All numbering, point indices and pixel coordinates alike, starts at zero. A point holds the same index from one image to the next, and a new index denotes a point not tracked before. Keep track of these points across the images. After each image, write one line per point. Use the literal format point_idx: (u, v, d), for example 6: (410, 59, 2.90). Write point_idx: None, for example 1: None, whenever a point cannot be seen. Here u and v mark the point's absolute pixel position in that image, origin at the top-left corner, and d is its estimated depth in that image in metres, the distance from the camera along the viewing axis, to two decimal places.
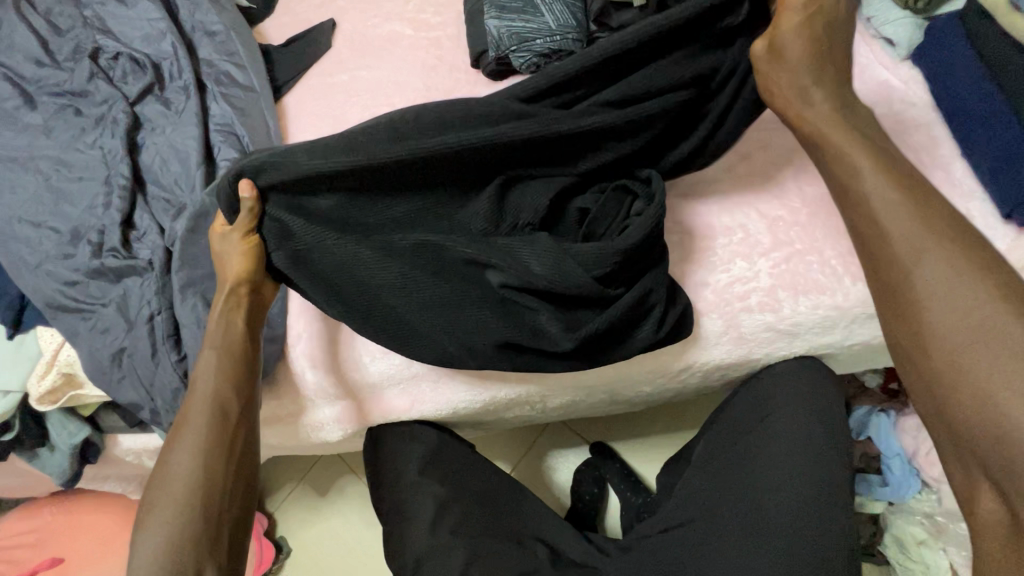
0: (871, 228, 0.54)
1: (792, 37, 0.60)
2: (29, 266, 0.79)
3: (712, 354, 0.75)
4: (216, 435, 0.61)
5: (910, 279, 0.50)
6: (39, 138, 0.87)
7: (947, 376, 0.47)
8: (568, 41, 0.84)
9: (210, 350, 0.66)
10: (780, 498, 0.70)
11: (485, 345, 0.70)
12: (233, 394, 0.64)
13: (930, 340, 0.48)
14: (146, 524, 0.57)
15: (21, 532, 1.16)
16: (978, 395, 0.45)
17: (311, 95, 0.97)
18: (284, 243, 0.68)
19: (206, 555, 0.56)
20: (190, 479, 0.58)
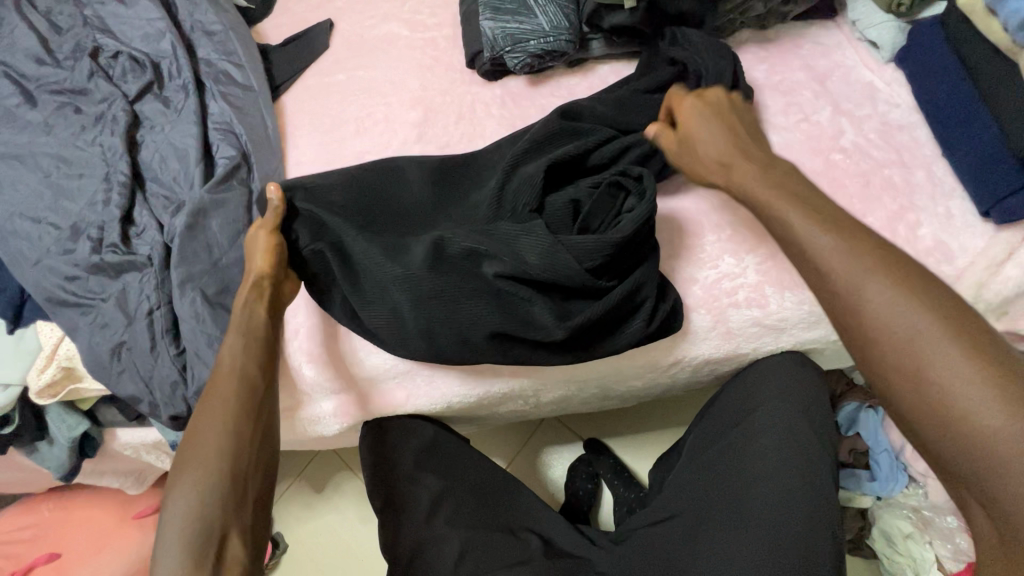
0: (806, 251, 0.52)
1: (702, 113, 0.68)
2: (28, 261, 0.80)
3: (701, 349, 0.77)
4: (244, 405, 0.61)
5: (857, 298, 0.48)
6: (39, 135, 0.88)
7: (916, 392, 0.44)
8: (562, 42, 0.86)
9: (235, 331, 0.66)
10: (766, 490, 0.71)
11: (482, 338, 0.71)
12: (258, 369, 0.64)
13: (892, 358, 0.45)
14: (173, 490, 0.55)
15: (18, 528, 1.16)
16: (950, 410, 0.42)
17: (309, 94, 0.98)
18: (312, 238, 0.74)
19: (233, 519, 0.55)
20: (221, 446, 0.57)
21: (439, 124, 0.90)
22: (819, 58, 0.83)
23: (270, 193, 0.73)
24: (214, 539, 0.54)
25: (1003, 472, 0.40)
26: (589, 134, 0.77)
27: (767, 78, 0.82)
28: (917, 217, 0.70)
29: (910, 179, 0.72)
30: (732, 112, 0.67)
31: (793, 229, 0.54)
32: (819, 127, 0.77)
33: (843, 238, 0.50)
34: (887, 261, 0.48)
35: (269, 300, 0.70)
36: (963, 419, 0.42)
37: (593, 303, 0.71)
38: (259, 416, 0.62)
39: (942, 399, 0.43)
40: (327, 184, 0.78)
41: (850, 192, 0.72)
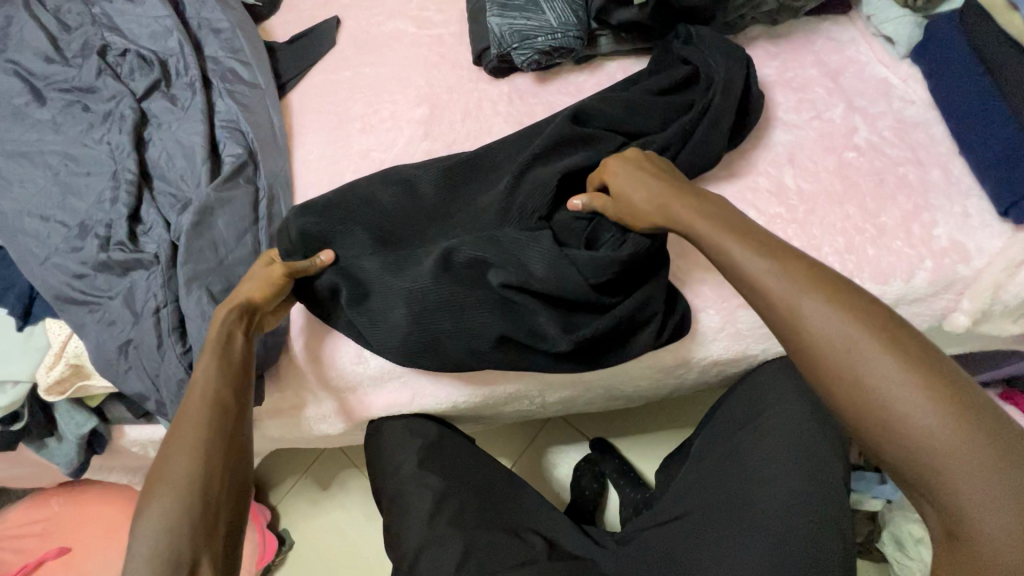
0: (747, 273, 0.54)
1: (625, 170, 0.68)
2: (37, 259, 0.81)
3: (709, 350, 0.76)
4: (213, 430, 0.60)
5: (796, 317, 0.50)
6: (47, 133, 0.89)
7: (858, 400, 0.46)
8: (569, 39, 0.85)
9: (208, 355, 0.65)
10: (773, 493, 0.70)
11: (490, 346, 0.71)
12: (231, 388, 0.64)
13: (833, 371, 0.48)
14: (139, 519, 0.54)
15: (28, 522, 1.18)
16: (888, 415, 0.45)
17: (315, 91, 0.98)
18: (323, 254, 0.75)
19: (203, 548, 0.55)
20: (189, 473, 0.57)
21: (446, 121, 0.90)
22: (831, 54, 0.82)
23: (322, 257, 0.73)
24: (185, 564, 0.53)
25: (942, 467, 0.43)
26: (593, 138, 0.76)
27: (779, 74, 0.81)
28: (932, 216, 0.68)
29: (925, 177, 0.70)
30: (654, 163, 0.68)
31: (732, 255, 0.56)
32: (832, 125, 0.76)
33: (774, 258, 0.53)
34: (814, 274, 0.51)
35: (249, 325, 0.69)
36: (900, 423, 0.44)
37: (598, 316, 0.71)
38: (231, 439, 0.61)
39: (879, 404, 0.45)
40: (340, 204, 0.77)
41: (863, 191, 0.71)
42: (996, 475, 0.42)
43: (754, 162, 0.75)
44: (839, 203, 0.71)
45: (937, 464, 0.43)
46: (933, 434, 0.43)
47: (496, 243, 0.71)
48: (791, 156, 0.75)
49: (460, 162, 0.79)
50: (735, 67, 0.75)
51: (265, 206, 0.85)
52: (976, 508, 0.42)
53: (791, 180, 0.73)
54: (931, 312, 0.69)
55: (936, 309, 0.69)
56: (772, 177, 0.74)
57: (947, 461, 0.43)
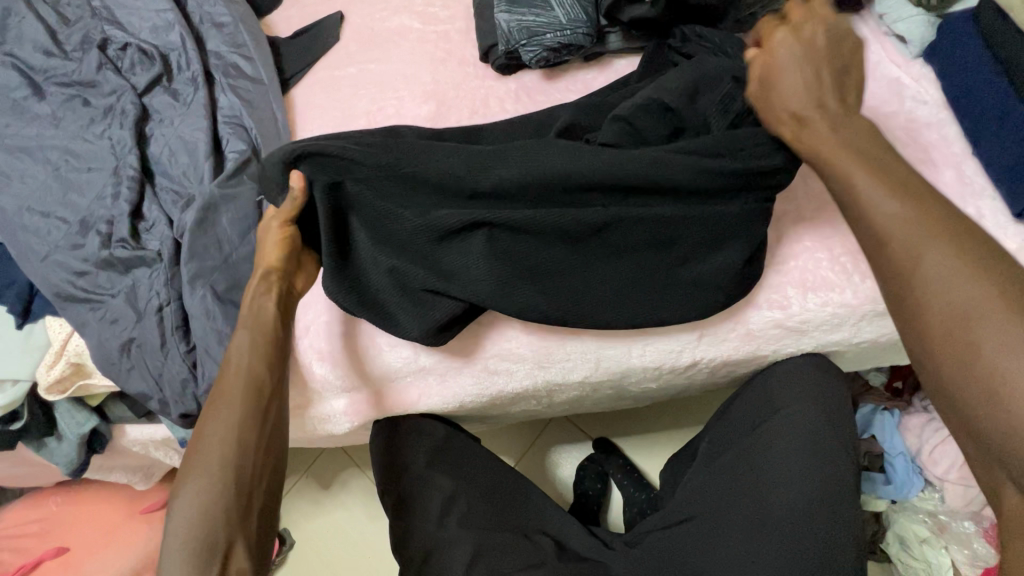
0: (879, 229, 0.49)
1: (790, 52, 0.58)
2: (37, 256, 0.79)
3: (718, 350, 0.75)
4: (247, 408, 0.59)
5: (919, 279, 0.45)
6: (47, 128, 0.87)
7: (972, 379, 0.42)
8: (578, 36, 0.84)
9: (244, 329, 0.65)
10: (786, 495, 0.70)
11: (529, 273, 0.70)
12: (266, 368, 0.63)
13: (951, 333, 0.43)
14: (179, 494, 0.56)
15: (24, 522, 1.16)
16: (1005, 407, 0.40)
17: (319, 87, 0.97)
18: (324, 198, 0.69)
19: (238, 532, 0.55)
20: (224, 454, 0.57)
21: (452, 118, 0.89)
22: None
23: (293, 182, 0.68)
24: (220, 548, 0.54)
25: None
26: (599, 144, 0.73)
27: None
28: None
29: (939, 178, 0.70)
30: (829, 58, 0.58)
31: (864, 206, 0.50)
32: None
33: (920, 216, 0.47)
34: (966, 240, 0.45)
35: (281, 292, 0.69)
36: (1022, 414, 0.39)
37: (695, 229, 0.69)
38: (266, 419, 0.61)
39: (997, 397, 0.41)
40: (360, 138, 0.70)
41: None
42: None
43: None
44: None
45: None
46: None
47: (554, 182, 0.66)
48: None
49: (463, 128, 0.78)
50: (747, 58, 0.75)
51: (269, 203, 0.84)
52: None
53: None
54: None
55: None
56: None
57: None
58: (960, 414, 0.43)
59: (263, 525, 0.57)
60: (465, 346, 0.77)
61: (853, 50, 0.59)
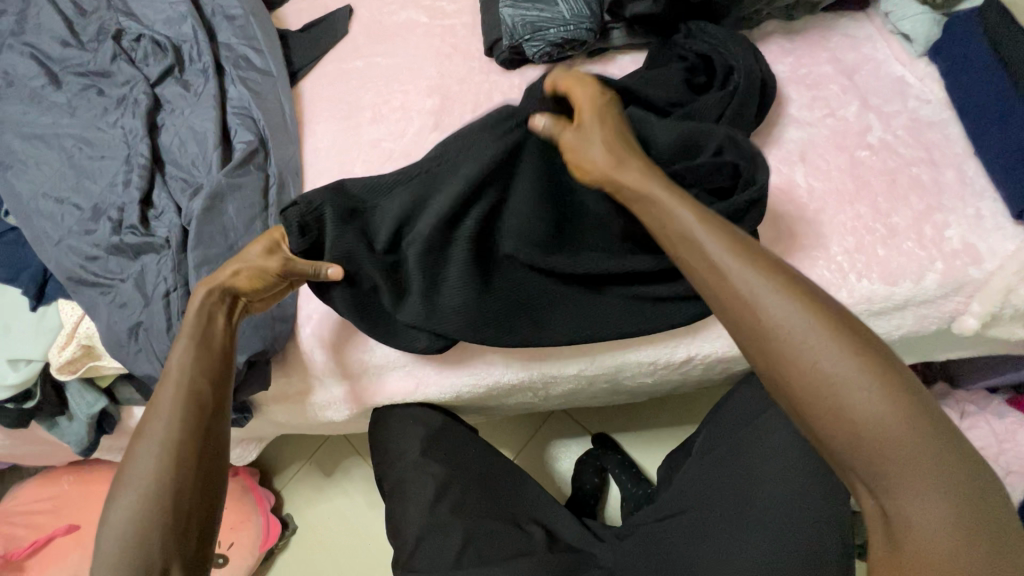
0: (714, 266, 0.52)
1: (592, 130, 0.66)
2: (52, 241, 0.82)
3: (715, 346, 0.76)
4: (184, 422, 0.59)
5: (760, 314, 0.48)
6: (62, 116, 0.90)
7: (817, 394, 0.45)
8: (581, 32, 0.84)
9: (186, 343, 0.64)
10: (774, 490, 0.70)
11: (521, 312, 0.73)
12: (208, 384, 0.63)
13: (788, 351, 0.47)
14: (111, 515, 0.55)
15: (39, 499, 1.20)
16: (843, 411, 0.44)
17: (326, 80, 0.98)
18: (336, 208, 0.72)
19: (174, 552, 0.54)
20: (159, 475, 0.56)
21: (456, 112, 0.90)
22: (847, 51, 0.80)
23: (329, 273, 0.69)
24: (155, 569, 0.52)
25: (885, 450, 0.43)
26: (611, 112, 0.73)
27: (793, 71, 0.80)
28: (945, 217, 0.67)
29: (939, 178, 0.69)
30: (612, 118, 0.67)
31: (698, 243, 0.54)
32: (845, 123, 0.75)
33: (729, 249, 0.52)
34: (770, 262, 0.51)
35: (230, 309, 0.70)
36: (850, 418, 0.44)
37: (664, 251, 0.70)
38: (206, 437, 0.60)
39: (837, 405, 0.44)
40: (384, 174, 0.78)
41: (875, 190, 0.70)
42: (938, 468, 0.42)
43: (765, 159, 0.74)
44: (849, 202, 0.70)
45: (881, 453, 0.43)
46: (875, 420, 0.43)
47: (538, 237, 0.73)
48: (802, 154, 0.74)
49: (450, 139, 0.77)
50: (748, 54, 0.76)
51: (276, 192, 0.86)
52: (911, 497, 0.42)
53: (801, 179, 0.72)
54: (939, 315, 0.68)
55: (945, 312, 0.67)
56: (783, 174, 0.73)
57: (894, 457, 0.43)
58: (814, 429, 0.46)
59: (200, 547, 0.56)
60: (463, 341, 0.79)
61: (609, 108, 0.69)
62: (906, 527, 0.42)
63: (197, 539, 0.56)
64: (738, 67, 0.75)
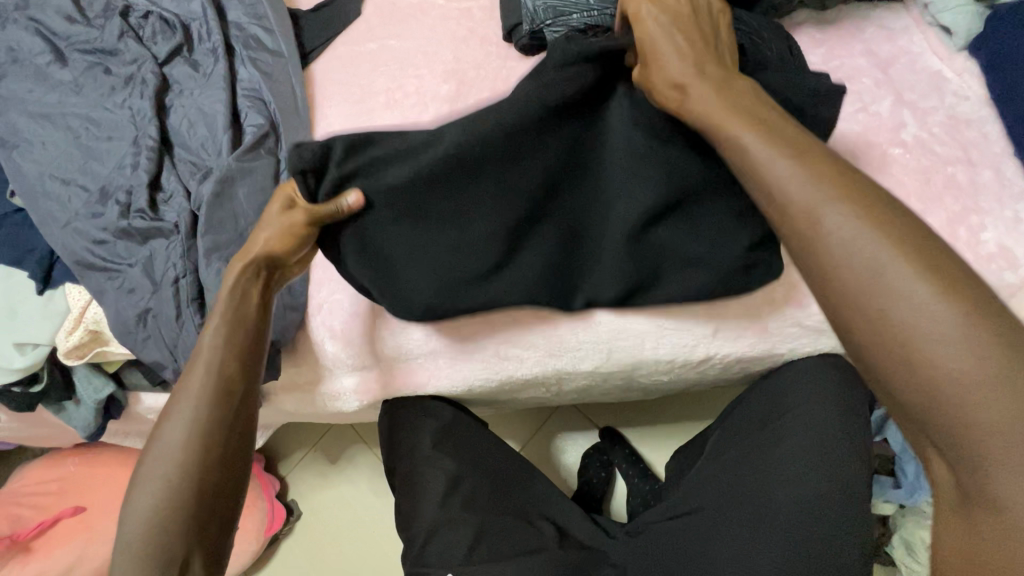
0: (779, 195, 0.47)
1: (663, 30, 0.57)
2: (58, 223, 0.80)
3: (734, 346, 0.74)
4: (209, 409, 0.58)
5: (827, 251, 0.44)
6: (69, 95, 0.87)
7: (890, 346, 0.41)
8: (605, 16, 0.81)
9: (221, 323, 0.62)
10: (793, 492, 0.69)
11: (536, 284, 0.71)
12: (239, 373, 0.60)
13: (863, 296, 0.42)
14: (135, 493, 0.56)
15: (45, 480, 1.20)
16: (922, 368, 0.39)
17: (338, 62, 0.96)
18: (342, 149, 0.63)
19: (193, 544, 0.55)
20: (184, 466, 0.55)
21: (472, 99, 0.87)
22: (883, 43, 0.77)
23: (350, 202, 0.64)
24: (175, 559, 0.54)
25: (971, 415, 0.38)
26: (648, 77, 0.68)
27: (825, 63, 0.77)
28: (981, 219, 0.65)
29: (976, 178, 0.67)
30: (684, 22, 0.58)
31: (777, 177, 0.47)
32: (879, 119, 0.72)
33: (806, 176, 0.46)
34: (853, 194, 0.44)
35: (266, 281, 0.65)
36: (942, 375, 0.38)
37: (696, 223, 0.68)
38: (230, 429, 0.59)
39: (912, 359, 0.40)
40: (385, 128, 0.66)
41: (908, 190, 0.68)
42: None
43: None
44: None
45: (963, 417, 0.38)
46: (964, 382, 0.38)
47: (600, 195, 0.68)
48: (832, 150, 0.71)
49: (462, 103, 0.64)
50: (784, 46, 0.73)
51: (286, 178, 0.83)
52: (995, 471, 0.37)
53: None
54: None
55: None
56: None
57: (981, 424, 0.37)
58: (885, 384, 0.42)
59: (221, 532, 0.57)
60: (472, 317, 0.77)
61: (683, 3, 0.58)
62: (988, 501, 0.38)
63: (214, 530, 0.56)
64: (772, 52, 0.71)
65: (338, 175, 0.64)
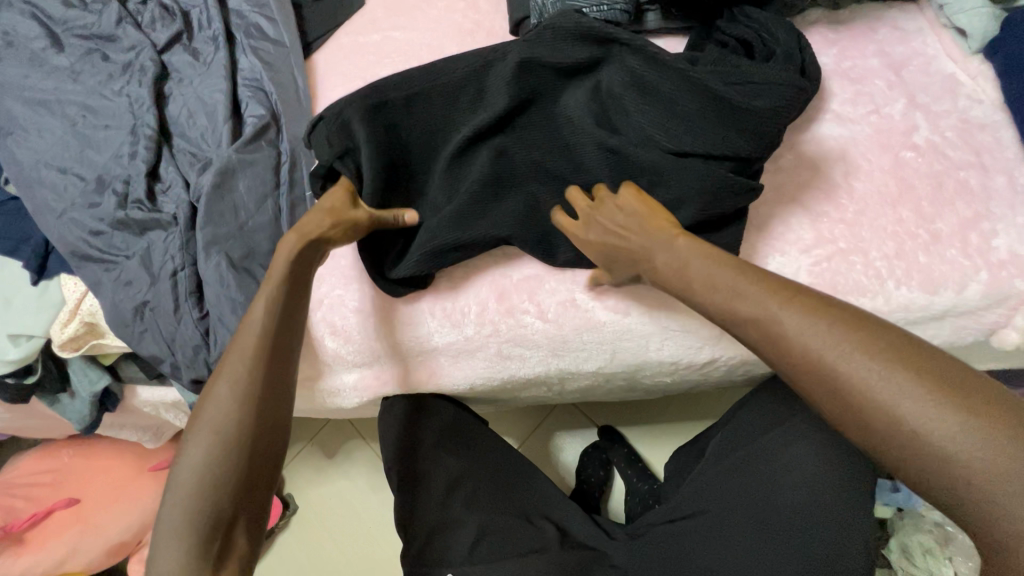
0: (764, 324, 0.49)
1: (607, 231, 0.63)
2: (54, 213, 0.79)
3: (740, 350, 0.73)
4: (258, 373, 0.56)
5: (814, 368, 0.46)
6: (65, 82, 0.86)
7: (896, 439, 0.42)
8: (613, 11, 0.78)
9: (270, 286, 0.59)
10: (797, 497, 0.69)
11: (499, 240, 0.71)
12: (287, 333, 0.59)
13: (860, 400, 0.44)
14: (183, 453, 0.53)
15: (38, 472, 1.19)
16: (931, 454, 0.41)
17: (341, 53, 0.94)
18: (361, 118, 0.70)
19: (241, 503, 0.53)
20: (235, 420, 0.54)
21: None
22: (896, 44, 0.76)
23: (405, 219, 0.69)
24: (224, 518, 0.52)
25: (987, 495, 0.39)
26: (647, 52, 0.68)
27: (837, 64, 0.76)
28: (993, 225, 0.65)
29: (988, 183, 0.67)
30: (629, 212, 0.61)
31: (746, 318, 0.51)
32: (891, 122, 0.71)
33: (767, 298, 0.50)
34: (815, 309, 0.48)
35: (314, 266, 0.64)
36: (945, 458, 0.41)
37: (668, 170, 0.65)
38: (279, 387, 0.57)
39: (921, 447, 0.41)
40: (398, 89, 0.71)
41: (919, 194, 0.67)
42: None
43: (804, 156, 0.71)
44: (892, 205, 0.67)
45: (983, 493, 0.40)
46: (973, 463, 0.40)
47: (569, 156, 0.71)
48: (843, 152, 0.70)
49: (454, 77, 0.72)
50: (794, 43, 0.71)
51: (287, 170, 0.81)
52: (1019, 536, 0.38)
53: (842, 178, 0.69)
54: (980, 327, 0.66)
55: (984, 324, 0.65)
56: (823, 174, 0.70)
57: (1001, 500, 0.39)
58: (899, 471, 0.43)
59: (265, 501, 0.55)
60: (472, 279, 0.76)
61: (634, 199, 0.62)
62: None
63: (259, 496, 0.54)
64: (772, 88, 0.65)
65: (364, 139, 0.69)
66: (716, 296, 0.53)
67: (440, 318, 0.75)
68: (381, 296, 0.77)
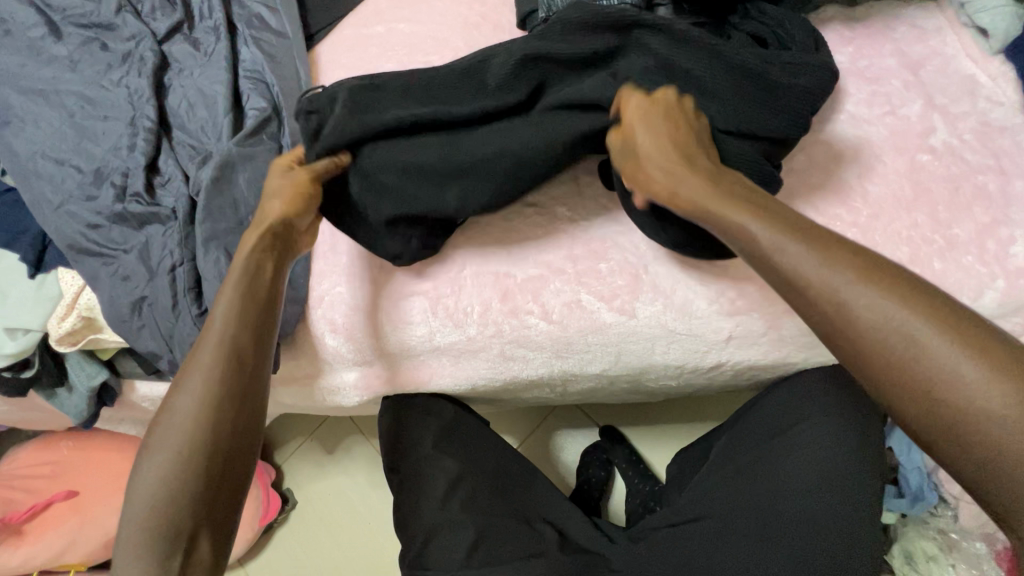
0: (812, 286, 0.45)
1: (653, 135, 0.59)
2: (51, 205, 0.77)
3: (748, 354, 0.72)
4: (222, 385, 0.53)
5: (861, 335, 0.43)
6: (63, 71, 0.84)
7: (938, 419, 0.41)
8: (623, 4, 0.74)
9: (229, 294, 0.57)
10: (802, 506, 0.68)
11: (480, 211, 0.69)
12: (251, 339, 0.56)
13: (912, 372, 0.41)
14: (141, 471, 0.51)
15: (37, 463, 1.18)
16: (970, 438, 0.40)
17: (344, 45, 0.92)
18: (350, 97, 0.67)
19: (204, 519, 0.50)
20: (194, 433, 0.51)
21: None
22: (913, 43, 0.75)
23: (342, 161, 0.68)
24: (185, 535, 0.49)
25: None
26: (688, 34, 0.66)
27: (852, 63, 0.74)
28: (1011, 232, 0.63)
29: (1007, 188, 0.65)
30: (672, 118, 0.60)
31: (793, 275, 0.46)
32: (908, 123, 0.69)
33: (819, 254, 0.46)
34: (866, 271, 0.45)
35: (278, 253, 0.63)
36: (987, 441, 0.39)
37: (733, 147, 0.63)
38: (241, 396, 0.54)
39: (965, 426, 0.40)
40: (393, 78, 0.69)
41: (935, 198, 0.65)
42: None
43: (817, 158, 0.69)
44: (907, 209, 0.65)
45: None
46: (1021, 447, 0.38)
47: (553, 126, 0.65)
48: (856, 154, 0.69)
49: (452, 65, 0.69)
50: (808, 40, 0.70)
51: None
52: None
53: (856, 181, 0.68)
54: None
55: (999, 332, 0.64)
56: (836, 176, 0.68)
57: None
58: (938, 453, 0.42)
59: (231, 515, 0.52)
60: (477, 277, 0.74)
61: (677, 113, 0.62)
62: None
63: (225, 510, 0.51)
64: (805, 78, 0.66)
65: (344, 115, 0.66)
66: (761, 255, 0.49)
67: (442, 317, 0.74)
68: (381, 294, 0.76)
